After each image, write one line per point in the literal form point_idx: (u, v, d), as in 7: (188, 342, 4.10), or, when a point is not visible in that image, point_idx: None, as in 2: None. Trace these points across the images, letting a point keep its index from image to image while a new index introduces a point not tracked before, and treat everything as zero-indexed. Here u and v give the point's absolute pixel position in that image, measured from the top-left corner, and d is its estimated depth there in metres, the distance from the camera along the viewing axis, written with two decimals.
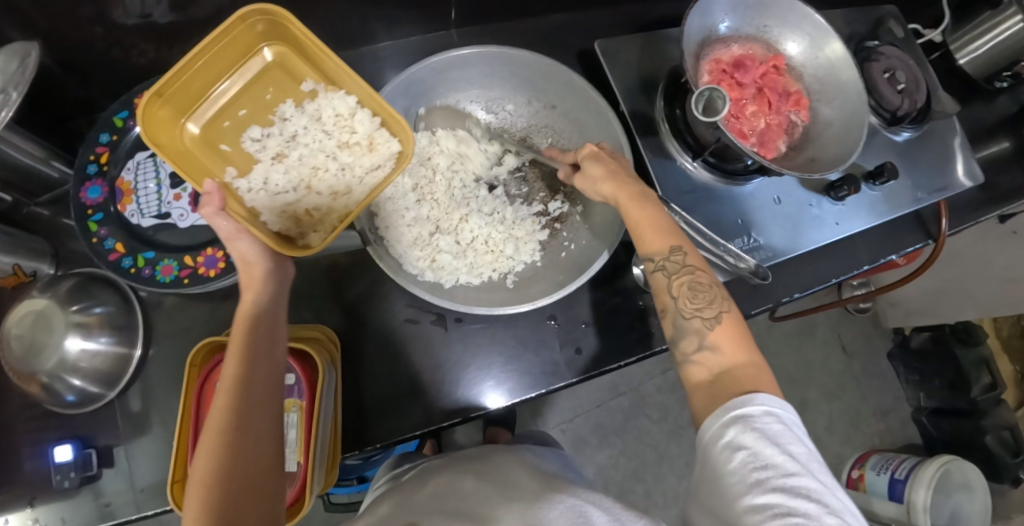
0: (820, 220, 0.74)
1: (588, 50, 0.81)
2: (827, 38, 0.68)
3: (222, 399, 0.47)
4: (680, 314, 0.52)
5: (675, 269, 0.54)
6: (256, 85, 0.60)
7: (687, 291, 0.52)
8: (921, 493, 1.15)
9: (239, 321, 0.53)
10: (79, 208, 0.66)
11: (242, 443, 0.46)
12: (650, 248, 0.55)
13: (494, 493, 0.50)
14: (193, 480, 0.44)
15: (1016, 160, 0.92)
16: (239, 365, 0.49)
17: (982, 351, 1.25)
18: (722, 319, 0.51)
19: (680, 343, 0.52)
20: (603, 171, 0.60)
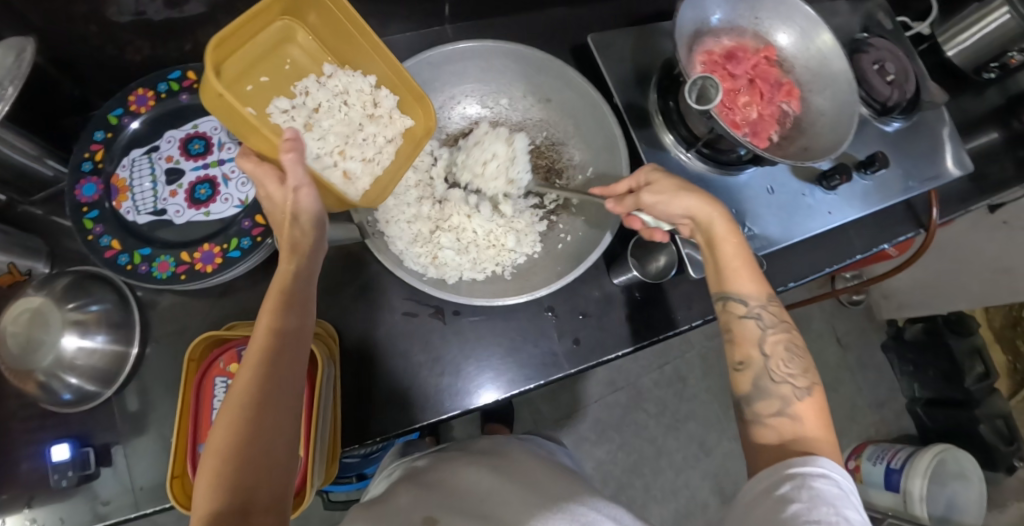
0: (814, 210, 0.75)
1: (581, 45, 0.81)
2: (817, 29, 0.69)
3: (247, 367, 0.45)
4: (770, 375, 0.52)
5: (770, 321, 0.55)
6: (276, 56, 0.61)
7: (783, 352, 0.53)
8: (917, 482, 1.16)
9: (274, 290, 0.50)
10: (74, 206, 0.65)
11: (264, 418, 0.44)
12: (746, 294, 0.55)
13: (515, 495, 0.51)
14: (207, 450, 0.42)
15: (1005, 150, 0.94)
16: (269, 334, 0.47)
17: (975, 341, 1.26)
18: (812, 390, 0.51)
19: (755, 403, 0.52)
20: (674, 185, 0.58)
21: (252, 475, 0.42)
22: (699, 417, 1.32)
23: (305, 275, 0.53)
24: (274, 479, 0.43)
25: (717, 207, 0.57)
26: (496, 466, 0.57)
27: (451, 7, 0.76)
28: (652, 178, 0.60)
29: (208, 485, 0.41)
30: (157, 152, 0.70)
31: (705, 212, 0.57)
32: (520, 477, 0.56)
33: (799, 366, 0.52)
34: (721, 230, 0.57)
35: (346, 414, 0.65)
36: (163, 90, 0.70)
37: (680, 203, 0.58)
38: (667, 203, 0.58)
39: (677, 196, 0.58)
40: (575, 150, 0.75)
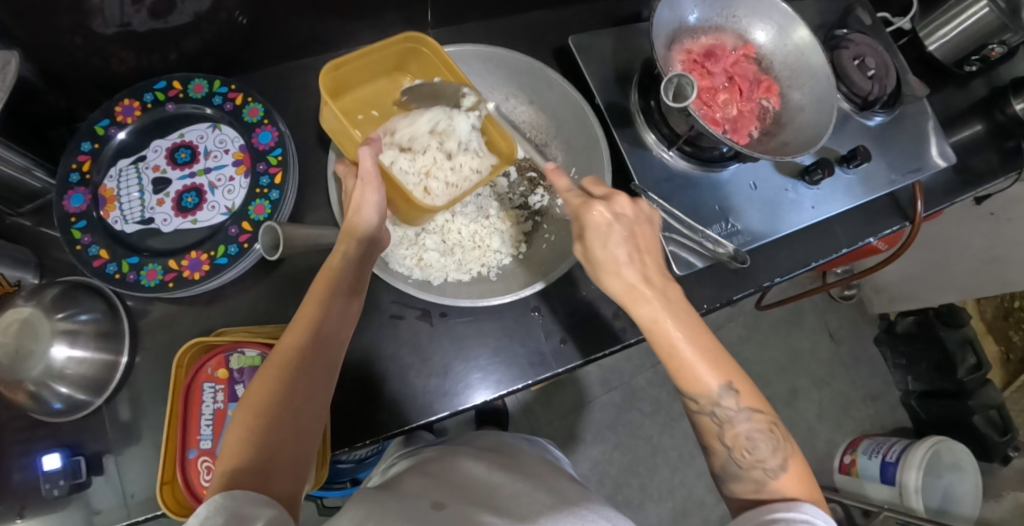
0: (797, 204, 0.76)
1: (564, 47, 0.82)
2: (795, 26, 0.70)
3: (292, 335, 0.51)
4: (737, 463, 0.49)
5: (732, 415, 0.49)
6: (386, 97, 0.72)
7: (744, 442, 0.49)
8: (913, 474, 1.16)
9: (327, 270, 0.56)
10: (62, 216, 0.66)
11: (298, 383, 0.49)
12: (699, 389, 0.49)
13: (525, 493, 0.52)
14: (244, 404, 0.47)
15: (988, 142, 0.94)
16: (314, 310, 0.53)
17: (965, 332, 1.28)
18: (787, 466, 0.48)
19: (732, 483, 0.50)
20: (616, 238, 0.51)
21: (277, 434, 0.46)
22: None
23: (355, 259, 0.58)
24: (298, 443, 0.47)
25: (637, 286, 0.51)
26: (501, 469, 0.57)
27: (434, 12, 0.77)
28: (584, 225, 0.52)
29: (237, 435, 0.45)
30: (145, 161, 0.71)
31: (636, 306, 0.51)
32: (527, 475, 0.57)
33: (766, 450, 0.48)
34: (649, 314, 0.51)
35: (335, 416, 0.65)
36: (149, 100, 0.71)
37: (623, 277, 0.51)
38: (613, 273, 0.52)
39: (623, 268, 0.51)
40: (558, 151, 0.75)
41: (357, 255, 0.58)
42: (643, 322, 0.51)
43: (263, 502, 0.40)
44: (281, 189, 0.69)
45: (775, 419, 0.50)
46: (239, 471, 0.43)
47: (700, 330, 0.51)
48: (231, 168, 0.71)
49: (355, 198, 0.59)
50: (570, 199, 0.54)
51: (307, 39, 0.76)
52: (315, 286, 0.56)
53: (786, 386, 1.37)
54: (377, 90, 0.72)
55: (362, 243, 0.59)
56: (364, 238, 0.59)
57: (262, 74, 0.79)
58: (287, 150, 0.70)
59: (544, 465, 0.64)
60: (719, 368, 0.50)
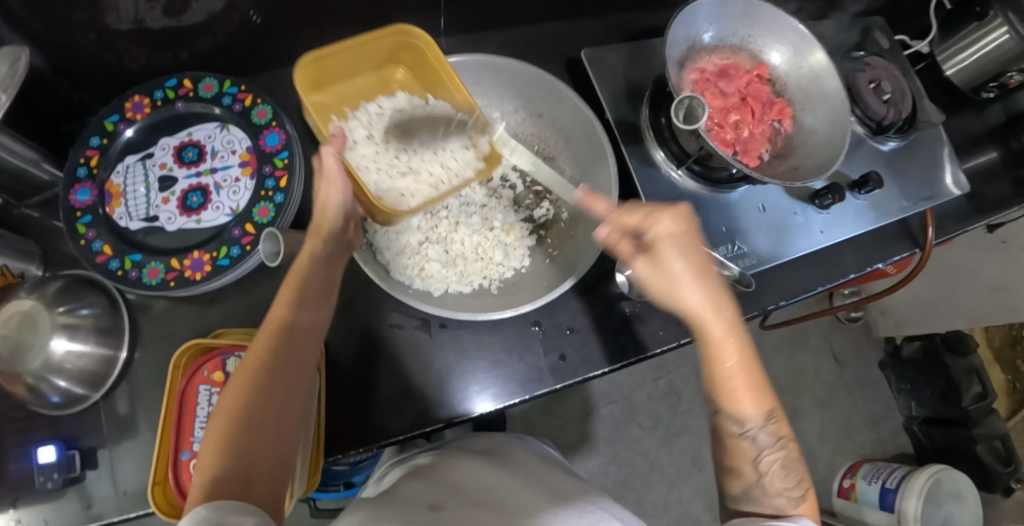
0: (805, 228, 0.75)
1: (575, 60, 0.81)
2: (810, 48, 0.69)
3: (262, 339, 0.50)
4: (762, 489, 0.50)
5: (767, 440, 0.51)
6: (373, 92, 0.70)
7: (778, 469, 0.50)
8: (912, 502, 1.15)
9: (295, 271, 0.55)
10: (68, 210, 0.67)
11: (272, 386, 0.48)
12: (744, 414, 0.50)
13: (517, 492, 0.51)
14: (219, 410, 0.47)
15: (1004, 170, 0.93)
16: (285, 310, 0.52)
17: (972, 360, 1.25)
18: (806, 498, 0.50)
19: (746, 504, 0.51)
20: (682, 247, 0.51)
21: (254, 441, 0.45)
22: (693, 431, 1.31)
23: (324, 257, 0.57)
24: (277, 447, 0.47)
25: (722, 316, 0.52)
26: (496, 469, 0.57)
27: (448, 19, 0.76)
28: (660, 243, 0.52)
29: (214, 442, 0.45)
30: (151, 159, 0.71)
31: (709, 323, 0.51)
32: (522, 474, 0.57)
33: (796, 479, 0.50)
34: (717, 333, 0.51)
35: (330, 423, 0.65)
36: (159, 97, 0.71)
37: (693, 293, 0.51)
38: (676, 285, 0.52)
39: (687, 289, 0.51)
40: (565, 165, 0.75)
41: (325, 254, 0.57)
42: (704, 338, 0.52)
43: (245, 511, 0.40)
44: (285, 193, 0.69)
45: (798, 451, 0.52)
46: (219, 481, 0.43)
47: (751, 360, 0.52)
48: (237, 169, 0.71)
49: (321, 196, 0.58)
50: (627, 217, 0.53)
51: (320, 43, 0.76)
52: (283, 287, 0.55)
53: (788, 405, 1.35)
54: (366, 84, 0.70)
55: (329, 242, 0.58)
56: (332, 235, 0.58)
57: (272, 75, 0.79)
58: (293, 153, 0.70)
59: (541, 462, 0.64)
60: (762, 399, 0.51)
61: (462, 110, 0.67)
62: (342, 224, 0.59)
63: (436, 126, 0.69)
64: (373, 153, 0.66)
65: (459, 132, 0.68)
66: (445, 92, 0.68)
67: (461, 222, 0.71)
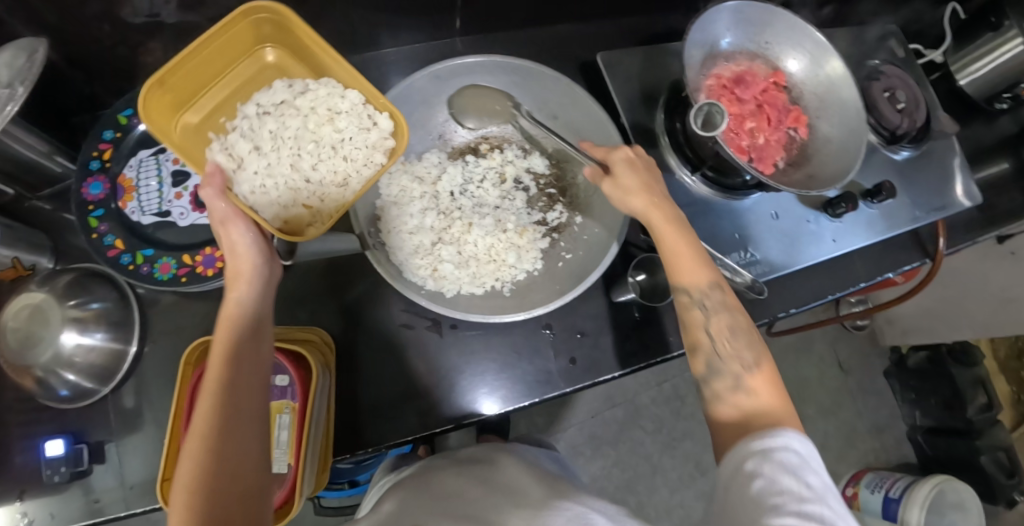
0: (817, 236, 0.75)
1: (590, 62, 0.81)
2: (827, 56, 0.68)
3: (204, 402, 0.46)
4: (715, 354, 0.52)
5: (713, 305, 0.53)
6: (250, 85, 0.62)
7: (726, 333, 0.52)
8: (914, 513, 1.15)
9: (224, 319, 0.50)
10: (80, 203, 0.66)
11: (226, 451, 0.45)
12: (687, 282, 0.54)
13: (498, 502, 0.51)
14: (176, 486, 0.43)
15: (1015, 182, 0.93)
16: (220, 367, 0.47)
17: (978, 372, 1.25)
18: (762, 365, 0.50)
19: (710, 383, 0.51)
20: (637, 183, 0.59)
21: (221, 508, 0.43)
22: (696, 436, 1.30)
23: (254, 300, 0.52)
24: (247, 504, 0.45)
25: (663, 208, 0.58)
26: (478, 480, 0.56)
27: (463, 19, 0.76)
28: (617, 167, 0.60)
29: (179, 518, 0.42)
30: (165, 153, 0.70)
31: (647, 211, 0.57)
32: (502, 484, 0.56)
33: (747, 346, 0.51)
34: (658, 222, 0.57)
35: (340, 422, 0.65)
36: None
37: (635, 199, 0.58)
38: (622, 196, 0.59)
39: (631, 197, 0.58)
40: (580, 168, 0.75)
41: (254, 296, 0.52)
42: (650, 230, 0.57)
43: None
44: None
45: (749, 320, 0.54)
46: None
47: (696, 243, 0.56)
48: None
49: (227, 240, 0.52)
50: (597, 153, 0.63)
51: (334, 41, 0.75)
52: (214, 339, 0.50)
53: None
54: (241, 78, 0.61)
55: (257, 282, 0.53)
56: (256, 272, 0.53)
57: None
58: None
59: (526, 466, 0.63)
60: (706, 268, 0.55)
61: (351, 88, 0.61)
62: (265, 260, 0.54)
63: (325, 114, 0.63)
64: (266, 167, 0.61)
65: (352, 117, 0.62)
66: (332, 69, 0.62)
67: (475, 224, 0.70)
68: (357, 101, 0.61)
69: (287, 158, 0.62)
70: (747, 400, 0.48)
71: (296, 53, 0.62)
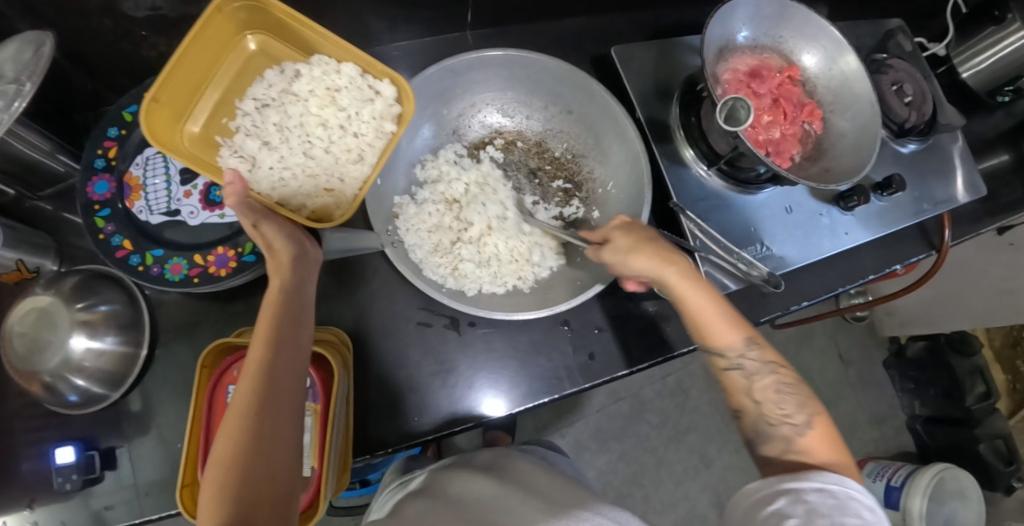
0: (831, 230, 0.75)
1: (602, 56, 0.80)
2: (842, 51, 0.69)
3: (245, 380, 0.45)
4: (764, 419, 0.52)
5: (755, 367, 0.54)
6: (241, 79, 0.61)
7: (774, 396, 0.52)
8: (917, 501, 1.17)
9: (266, 306, 0.49)
10: (85, 204, 0.64)
11: (263, 432, 0.43)
12: (723, 345, 0.54)
13: (519, 500, 0.50)
14: (212, 460, 0.42)
15: (1016, 173, 0.94)
16: (261, 349, 0.46)
17: (976, 361, 1.28)
18: (812, 424, 0.50)
19: (761, 447, 0.52)
20: (633, 244, 0.58)
21: (252, 489, 0.41)
22: (701, 429, 1.31)
23: (295, 288, 0.52)
24: (279, 491, 0.43)
25: (671, 269, 0.57)
26: (496, 480, 0.56)
27: (473, 13, 0.75)
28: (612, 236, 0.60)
29: (209, 495, 0.41)
30: None
31: (665, 268, 0.57)
32: (524, 485, 0.55)
33: (792, 404, 0.51)
34: (675, 282, 0.56)
35: (359, 423, 0.64)
36: None
37: (641, 264, 0.57)
38: (625, 263, 0.58)
39: (630, 258, 0.58)
40: (596, 164, 0.75)
41: (296, 284, 0.52)
42: (665, 289, 0.57)
43: None
44: None
45: (794, 375, 0.54)
46: None
47: (720, 300, 0.56)
48: None
49: (265, 233, 0.52)
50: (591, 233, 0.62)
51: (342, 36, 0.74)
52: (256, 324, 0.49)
53: None
54: (231, 73, 0.60)
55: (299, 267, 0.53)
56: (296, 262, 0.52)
57: None
58: None
59: (540, 471, 0.62)
60: (738, 326, 0.55)
61: (346, 61, 0.61)
62: (299, 250, 0.54)
63: (326, 96, 0.63)
64: (279, 160, 0.62)
65: (351, 91, 0.62)
66: (319, 45, 0.61)
67: (494, 221, 0.70)
68: (354, 74, 0.61)
69: (300, 145, 0.63)
70: (795, 459, 0.48)
71: (279, 36, 0.61)
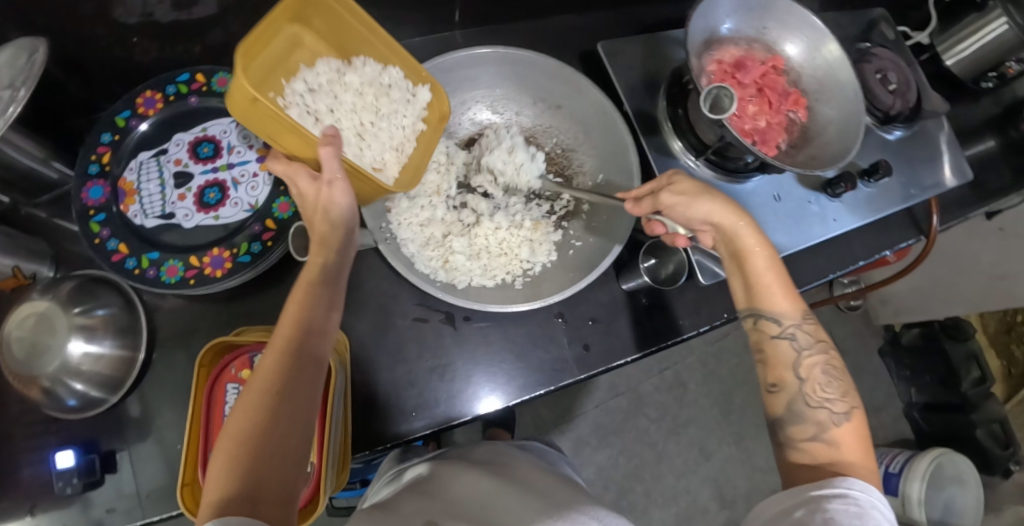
0: (820, 217, 0.76)
1: (589, 52, 0.82)
2: (824, 40, 0.70)
3: (269, 357, 0.47)
4: (804, 399, 0.53)
5: (807, 343, 0.56)
6: (288, 63, 0.58)
7: (818, 375, 0.54)
8: (916, 485, 1.18)
9: (300, 285, 0.53)
10: (80, 209, 0.65)
11: (281, 407, 0.45)
12: (780, 312, 0.57)
13: (516, 499, 0.50)
14: (226, 431, 0.43)
15: (1002, 158, 0.95)
16: (292, 327, 0.49)
17: (970, 346, 1.30)
18: (850, 415, 0.52)
19: (789, 427, 0.53)
20: (695, 190, 0.59)
21: (262, 466, 0.42)
22: (700, 422, 1.32)
23: (331, 273, 0.55)
24: (284, 477, 0.43)
25: (743, 219, 0.58)
26: (494, 476, 0.56)
27: (461, 12, 0.76)
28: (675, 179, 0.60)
29: (219, 466, 0.41)
30: (166, 155, 0.69)
31: (736, 218, 0.58)
32: (523, 483, 0.55)
33: (836, 389, 0.53)
34: (748, 242, 0.58)
35: (358, 419, 0.64)
36: (171, 92, 0.70)
37: (705, 209, 0.58)
38: (686, 205, 0.59)
39: (705, 201, 0.58)
40: (585, 157, 0.75)
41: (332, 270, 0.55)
42: (735, 240, 0.58)
43: None
44: None
45: (840, 363, 0.56)
46: (227, 505, 0.39)
47: (780, 268, 0.59)
48: (255, 164, 0.70)
49: (321, 199, 0.54)
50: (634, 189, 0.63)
51: None
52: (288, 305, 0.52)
53: None
54: (276, 55, 0.56)
55: (340, 251, 0.57)
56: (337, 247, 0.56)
57: None
58: None
59: (540, 470, 0.62)
60: (793, 299, 0.57)
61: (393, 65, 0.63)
62: (346, 235, 0.57)
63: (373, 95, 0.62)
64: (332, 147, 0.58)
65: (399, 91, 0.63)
66: (365, 49, 0.62)
67: (485, 215, 0.71)
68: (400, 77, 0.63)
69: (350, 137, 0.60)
70: (823, 445, 0.51)
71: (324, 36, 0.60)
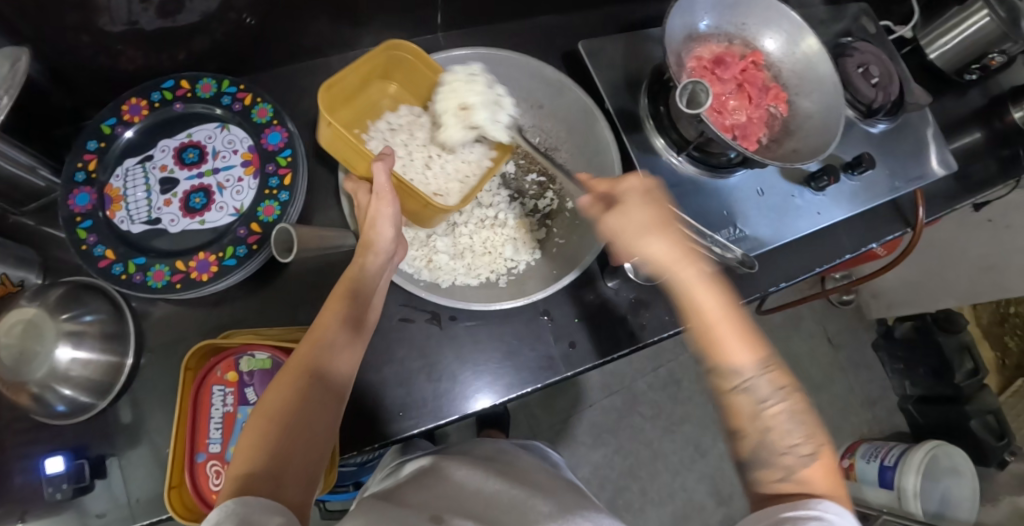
0: (803, 210, 0.77)
1: (572, 51, 0.82)
2: (803, 34, 0.70)
3: (304, 345, 0.52)
4: (773, 451, 0.45)
5: (763, 394, 0.46)
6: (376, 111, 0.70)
7: (783, 425, 0.46)
8: (911, 478, 1.19)
9: (343, 282, 0.57)
10: (67, 216, 0.65)
11: (310, 392, 0.49)
12: (728, 362, 0.47)
13: (521, 501, 0.49)
14: (259, 408, 0.48)
15: (988, 149, 0.95)
16: (331, 321, 0.53)
17: (963, 338, 1.28)
18: (821, 458, 0.46)
19: (759, 477, 0.46)
20: (649, 216, 0.51)
21: (287, 445, 0.46)
22: (695, 419, 1.32)
23: (373, 274, 0.58)
24: (307, 459, 0.47)
25: (685, 255, 0.50)
26: (497, 475, 0.54)
27: (444, 15, 0.77)
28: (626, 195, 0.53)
29: (249, 439, 0.46)
30: (152, 161, 0.70)
31: (647, 246, 0.51)
32: (527, 484, 0.54)
33: (802, 434, 0.45)
34: (686, 276, 0.49)
35: (345, 420, 0.64)
36: (156, 99, 0.70)
37: (655, 242, 0.50)
38: (634, 236, 0.51)
39: (659, 232, 0.50)
40: (568, 155, 0.76)
41: (375, 271, 0.58)
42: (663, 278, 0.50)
43: (273, 510, 0.40)
44: (291, 191, 0.69)
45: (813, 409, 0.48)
46: (252, 476, 0.43)
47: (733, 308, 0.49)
48: (240, 168, 0.70)
49: (371, 211, 0.58)
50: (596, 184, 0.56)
51: (316, 41, 0.76)
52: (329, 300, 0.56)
53: None
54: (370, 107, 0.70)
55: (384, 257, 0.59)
56: (380, 252, 0.58)
57: (269, 75, 0.78)
58: (296, 151, 0.70)
59: (544, 472, 0.61)
60: (750, 345, 0.48)
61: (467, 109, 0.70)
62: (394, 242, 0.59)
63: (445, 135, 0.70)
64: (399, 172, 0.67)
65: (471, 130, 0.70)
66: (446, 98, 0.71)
67: (467, 215, 0.71)
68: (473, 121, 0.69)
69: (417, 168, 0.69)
70: (795, 491, 0.44)
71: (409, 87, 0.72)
